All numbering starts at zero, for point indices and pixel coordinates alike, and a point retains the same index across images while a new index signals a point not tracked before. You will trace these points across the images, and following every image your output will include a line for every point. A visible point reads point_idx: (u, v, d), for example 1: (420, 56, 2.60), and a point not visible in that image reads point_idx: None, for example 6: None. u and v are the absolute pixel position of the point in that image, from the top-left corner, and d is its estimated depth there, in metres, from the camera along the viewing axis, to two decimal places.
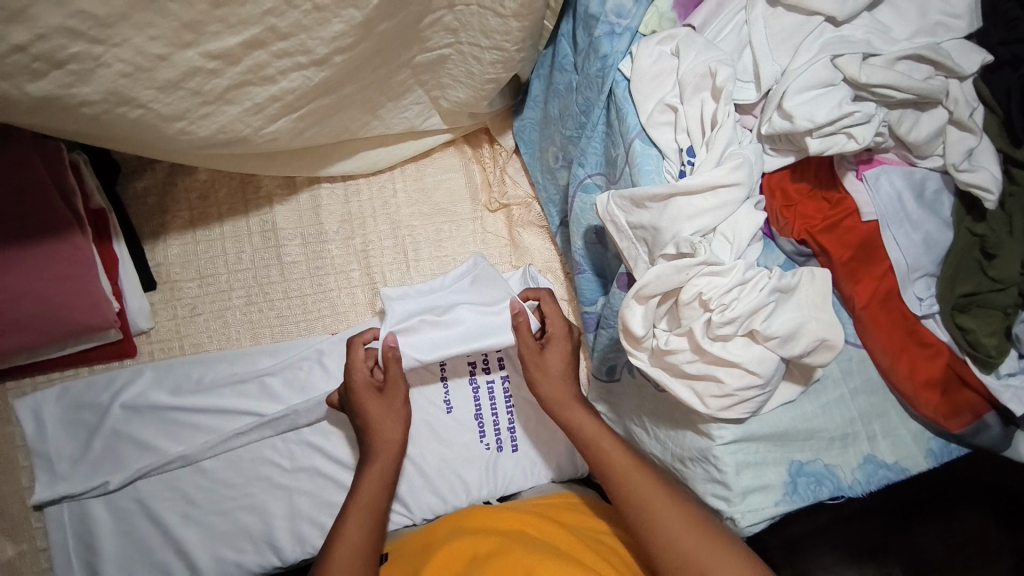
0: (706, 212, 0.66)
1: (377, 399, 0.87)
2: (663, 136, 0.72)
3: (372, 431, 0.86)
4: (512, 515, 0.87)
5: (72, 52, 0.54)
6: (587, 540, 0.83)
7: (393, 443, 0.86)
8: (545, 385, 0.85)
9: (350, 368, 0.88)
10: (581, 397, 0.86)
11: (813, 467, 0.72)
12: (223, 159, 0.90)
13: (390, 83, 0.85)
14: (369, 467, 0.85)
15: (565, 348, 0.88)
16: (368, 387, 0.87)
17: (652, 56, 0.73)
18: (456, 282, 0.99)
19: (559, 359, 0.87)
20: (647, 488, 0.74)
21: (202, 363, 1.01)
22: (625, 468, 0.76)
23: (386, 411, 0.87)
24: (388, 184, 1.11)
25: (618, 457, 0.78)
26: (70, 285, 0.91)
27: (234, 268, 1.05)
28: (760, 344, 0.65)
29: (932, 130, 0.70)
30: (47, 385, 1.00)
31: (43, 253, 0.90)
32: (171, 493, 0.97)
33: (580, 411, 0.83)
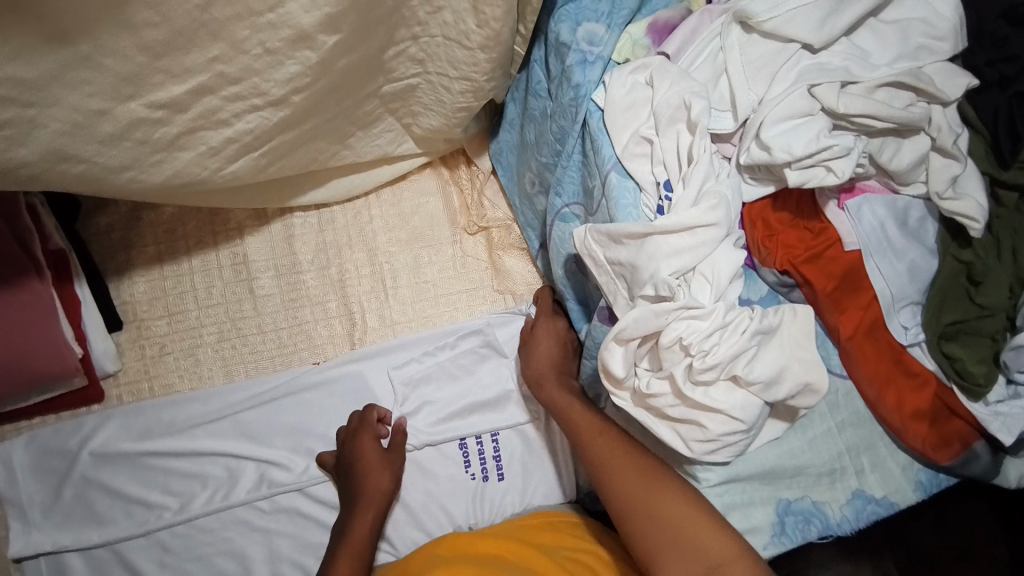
0: (684, 251, 0.63)
1: (374, 448, 0.93)
2: (639, 169, 0.70)
3: (365, 481, 0.91)
4: (490, 542, 0.85)
5: (3, 117, 0.52)
6: (562, 561, 0.82)
7: (382, 495, 0.91)
8: (525, 361, 0.90)
9: (361, 426, 0.95)
10: (565, 376, 0.87)
11: (801, 505, 0.71)
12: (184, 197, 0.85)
13: (358, 113, 0.82)
14: (359, 516, 0.89)
15: (552, 331, 0.92)
16: (370, 438, 0.94)
17: (625, 86, 0.70)
18: (456, 351, 1.02)
19: (545, 344, 0.91)
20: (612, 454, 0.73)
21: (177, 404, 0.98)
22: (590, 429, 0.77)
23: (383, 462, 0.93)
24: (364, 210, 1.08)
25: (583, 420, 0.78)
26: (27, 331, 0.88)
27: (204, 304, 1.02)
28: (742, 388, 0.63)
29: (913, 158, 0.67)
30: (15, 433, 0.97)
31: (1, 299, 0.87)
32: (146, 541, 0.93)
33: (556, 384, 0.85)
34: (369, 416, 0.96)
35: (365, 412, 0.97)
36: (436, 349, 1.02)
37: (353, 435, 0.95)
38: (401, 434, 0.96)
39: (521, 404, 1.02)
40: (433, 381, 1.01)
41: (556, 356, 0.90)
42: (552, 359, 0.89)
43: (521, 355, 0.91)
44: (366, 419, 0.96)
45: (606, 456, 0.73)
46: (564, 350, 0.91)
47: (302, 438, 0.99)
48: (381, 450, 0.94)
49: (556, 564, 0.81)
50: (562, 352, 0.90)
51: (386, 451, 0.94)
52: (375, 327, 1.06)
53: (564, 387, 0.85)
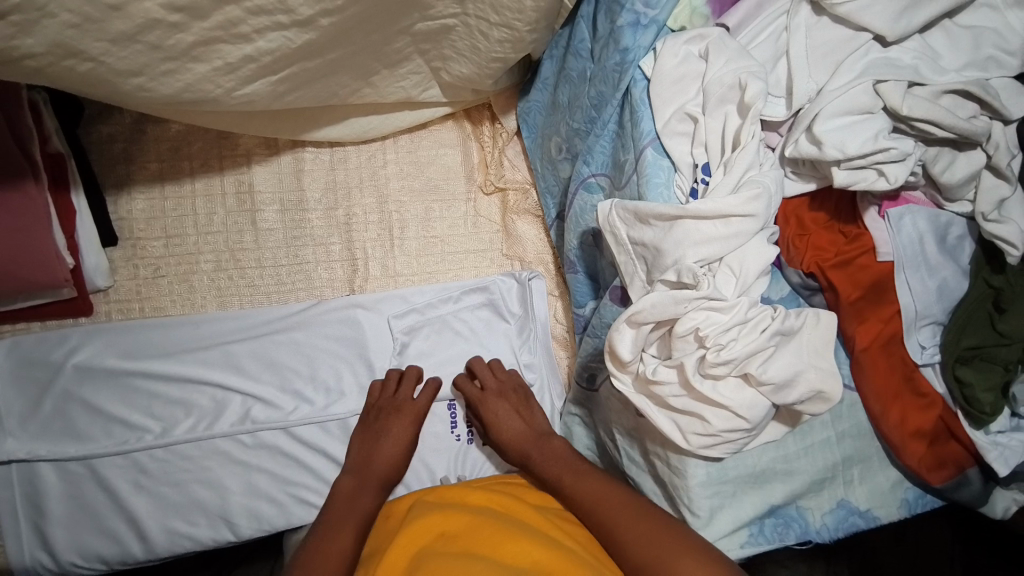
0: (715, 240, 0.61)
1: (411, 434, 0.91)
2: (678, 148, 0.66)
3: (383, 456, 0.88)
4: (478, 495, 0.81)
5: (13, 2, 0.48)
6: (554, 519, 0.78)
7: (391, 478, 0.88)
8: (499, 445, 0.90)
9: (402, 402, 0.92)
10: (541, 442, 0.87)
11: (786, 509, 0.71)
12: (194, 113, 0.80)
13: (385, 49, 0.77)
14: (365, 487, 0.84)
15: (507, 402, 0.92)
16: (405, 420, 0.91)
17: (677, 56, 0.67)
18: (460, 310, 1.00)
19: (508, 421, 0.90)
20: (593, 492, 0.76)
21: (166, 328, 0.94)
22: (596, 494, 0.76)
23: (405, 444, 0.90)
24: (378, 154, 1.04)
25: (585, 488, 0.78)
26: (18, 238, 0.83)
27: (204, 231, 0.98)
28: (752, 387, 0.61)
29: (966, 174, 0.65)
30: None
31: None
32: (123, 461, 0.90)
33: (536, 459, 0.85)
34: (404, 396, 0.93)
35: (418, 396, 0.93)
36: (437, 305, 0.99)
37: (391, 412, 0.91)
38: (426, 424, 0.94)
39: (516, 351, 1.01)
40: (434, 336, 0.99)
41: (517, 425, 0.90)
42: (518, 432, 0.89)
43: (492, 441, 0.91)
44: (401, 398, 0.93)
45: (587, 497, 0.77)
46: (519, 414, 0.91)
47: (291, 379, 0.95)
48: (409, 429, 0.91)
49: (549, 519, 0.77)
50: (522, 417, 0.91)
51: (415, 434, 0.91)
52: (377, 277, 1.03)
53: (544, 456, 0.85)
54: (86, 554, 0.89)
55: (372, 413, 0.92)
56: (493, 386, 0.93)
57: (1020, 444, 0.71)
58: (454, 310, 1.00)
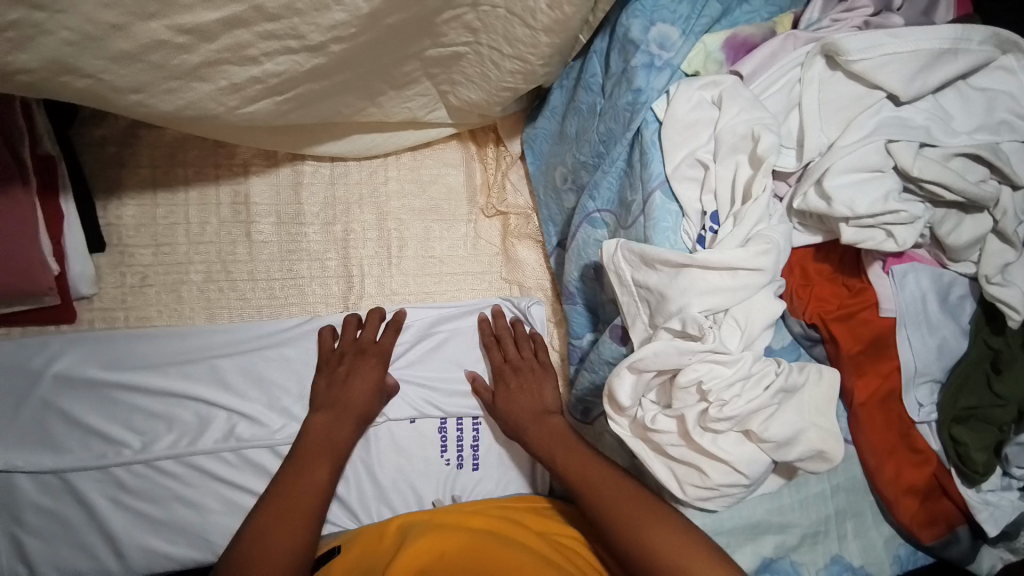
0: (721, 291, 0.60)
1: (380, 373, 0.91)
2: (687, 193, 0.66)
3: (348, 390, 0.88)
4: (490, 521, 0.80)
5: (10, 19, 0.46)
6: (552, 543, 0.78)
7: (367, 412, 0.88)
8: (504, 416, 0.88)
9: (372, 338, 0.93)
10: (545, 418, 0.83)
11: (780, 565, 0.68)
12: (199, 128, 0.78)
13: (395, 72, 0.76)
14: (340, 422, 0.86)
15: (528, 372, 0.90)
16: (375, 361, 0.91)
17: (691, 101, 0.66)
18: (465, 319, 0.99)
19: (521, 393, 0.88)
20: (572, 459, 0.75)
21: (150, 339, 0.90)
22: (593, 475, 0.72)
23: (377, 382, 0.90)
24: (380, 170, 1.02)
25: (574, 462, 0.74)
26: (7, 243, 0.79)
27: (195, 240, 0.94)
28: (752, 442, 0.60)
29: (973, 237, 0.65)
30: None
31: None
32: (100, 475, 0.86)
33: (530, 435, 0.82)
34: (365, 338, 0.92)
35: (381, 336, 0.93)
36: (439, 323, 0.99)
37: (361, 352, 0.91)
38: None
39: None
40: (435, 344, 0.98)
41: (530, 397, 0.87)
42: (526, 402, 0.86)
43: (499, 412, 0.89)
44: (366, 340, 0.92)
45: (577, 473, 0.73)
46: (533, 387, 0.88)
47: (280, 397, 0.92)
48: (380, 367, 0.91)
49: (552, 547, 0.76)
50: (533, 390, 0.88)
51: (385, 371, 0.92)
52: (372, 295, 1.00)
53: (541, 432, 0.82)
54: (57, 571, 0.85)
55: (336, 355, 0.92)
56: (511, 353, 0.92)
57: (1009, 503, 0.71)
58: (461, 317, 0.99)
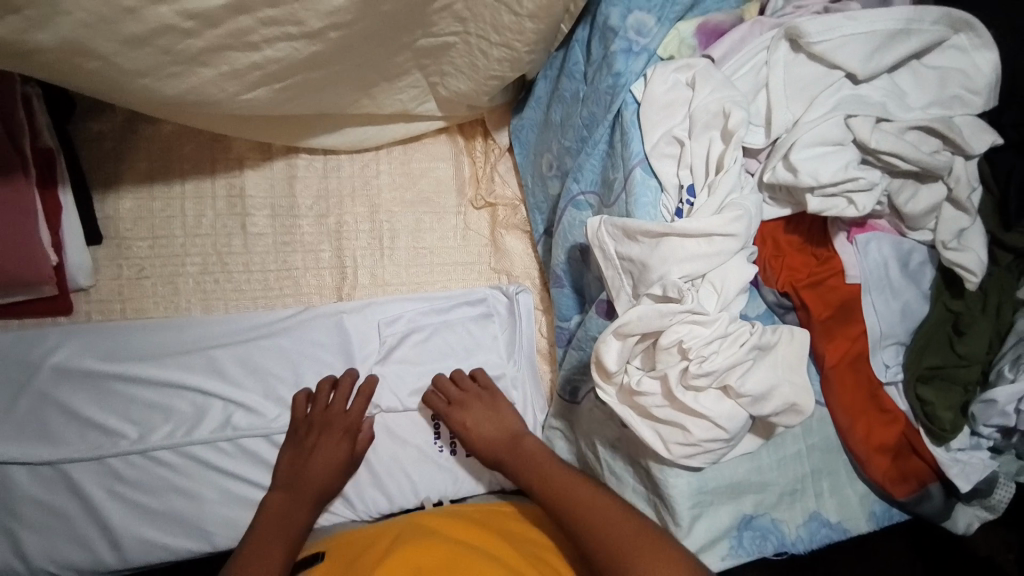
0: (699, 257, 0.64)
1: (346, 448, 0.90)
2: (665, 169, 0.70)
3: (308, 470, 0.88)
4: (454, 525, 0.80)
5: None
6: (532, 558, 0.78)
7: (326, 492, 0.88)
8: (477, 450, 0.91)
9: (336, 412, 0.91)
10: (518, 446, 0.88)
11: (761, 521, 0.72)
12: (182, 115, 0.80)
13: (387, 64, 0.80)
14: (299, 504, 0.86)
15: (484, 407, 0.93)
16: (336, 438, 0.90)
17: (667, 83, 0.70)
18: (455, 308, 1.03)
19: (488, 430, 0.91)
20: (561, 486, 0.78)
21: (150, 331, 0.91)
22: (561, 482, 0.79)
23: (342, 463, 0.89)
24: (372, 163, 1.05)
25: (555, 475, 0.81)
26: (9, 233, 0.81)
27: (192, 233, 0.95)
28: (731, 399, 0.64)
29: (929, 204, 0.71)
30: None
31: None
32: (98, 466, 0.87)
33: (516, 467, 0.86)
34: (335, 407, 0.92)
35: (351, 406, 0.92)
36: (426, 316, 1.01)
37: (329, 423, 0.90)
38: (368, 438, 0.93)
39: (504, 351, 1.03)
40: (424, 335, 1.00)
41: (495, 431, 0.91)
42: (495, 437, 0.90)
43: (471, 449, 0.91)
44: (334, 410, 0.91)
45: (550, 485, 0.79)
46: (493, 420, 0.92)
47: (275, 383, 0.94)
48: (346, 445, 0.90)
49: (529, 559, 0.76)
50: (493, 422, 0.92)
51: (353, 448, 0.91)
52: (366, 285, 1.03)
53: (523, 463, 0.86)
54: (59, 561, 0.86)
55: (309, 424, 0.91)
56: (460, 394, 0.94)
57: (979, 461, 0.75)
58: (451, 308, 1.03)
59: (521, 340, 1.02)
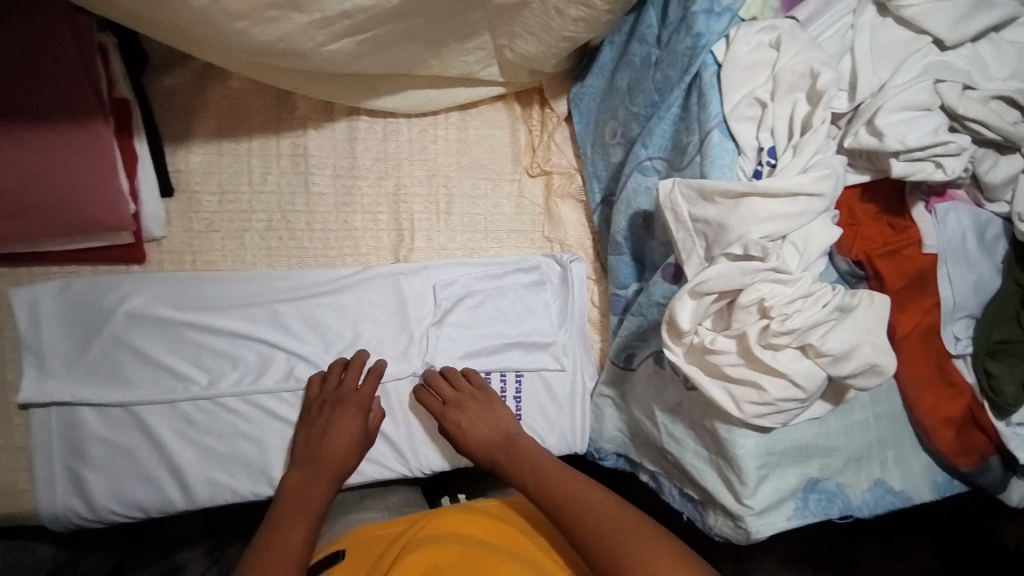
0: (781, 217, 0.64)
1: (360, 424, 0.91)
2: (744, 131, 0.69)
3: (323, 448, 0.88)
4: (470, 520, 0.80)
5: None
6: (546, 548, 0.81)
7: (344, 469, 0.89)
8: (475, 449, 0.92)
9: (345, 392, 0.91)
10: (517, 445, 0.90)
11: (827, 485, 0.73)
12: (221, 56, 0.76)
13: (460, 22, 0.80)
14: (314, 483, 0.86)
15: (482, 406, 0.94)
16: (349, 415, 0.90)
17: (750, 44, 0.70)
18: (512, 275, 1.04)
19: (483, 430, 0.92)
20: (556, 482, 0.83)
21: (217, 283, 0.93)
22: (558, 483, 0.83)
23: (357, 440, 0.90)
24: (430, 129, 1.06)
25: (550, 474, 0.84)
26: (88, 178, 0.78)
27: (258, 189, 0.97)
28: (810, 358, 0.64)
29: (1007, 176, 0.70)
30: (46, 278, 0.89)
31: (60, 136, 0.77)
32: (170, 410, 0.90)
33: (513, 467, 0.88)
34: (346, 384, 0.91)
35: (363, 384, 0.92)
36: (480, 280, 1.02)
37: (342, 400, 0.90)
38: (379, 417, 0.93)
39: (555, 320, 1.04)
40: (478, 299, 1.02)
41: (491, 431, 0.92)
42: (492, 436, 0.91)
43: (470, 447, 0.92)
44: (346, 387, 0.91)
45: (549, 484, 0.83)
46: (490, 419, 0.93)
47: (334, 339, 0.96)
48: (359, 424, 0.91)
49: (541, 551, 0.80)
50: (490, 419, 0.93)
51: (366, 426, 0.92)
52: (422, 248, 1.04)
53: (523, 461, 0.88)
54: (124, 501, 0.88)
55: (316, 407, 0.91)
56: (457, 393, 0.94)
57: None
58: (507, 274, 1.03)
59: (573, 311, 1.04)
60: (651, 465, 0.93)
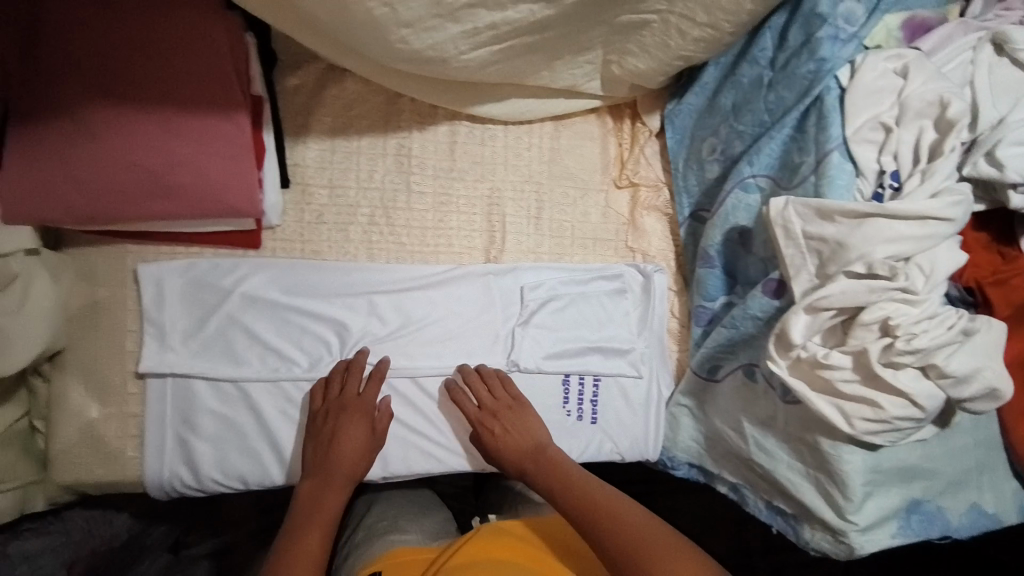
0: (908, 239, 0.65)
1: (366, 430, 0.92)
2: (865, 154, 0.72)
3: (330, 456, 0.89)
4: (492, 541, 0.81)
5: None
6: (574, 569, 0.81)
7: (354, 476, 0.90)
8: (505, 458, 0.94)
9: (349, 400, 0.91)
10: (544, 457, 0.92)
11: (928, 506, 0.76)
12: (310, 34, 0.82)
13: (581, 37, 0.84)
14: (326, 489, 0.88)
15: (520, 416, 0.95)
16: (356, 423, 0.91)
17: (876, 71, 0.73)
18: (600, 283, 1.06)
19: (513, 439, 0.93)
20: (576, 491, 0.85)
21: (320, 270, 0.98)
22: (581, 494, 0.85)
23: (364, 446, 0.91)
24: (526, 136, 1.08)
25: (572, 485, 0.87)
26: (230, 166, 0.83)
27: (364, 185, 1.02)
28: (930, 379, 0.67)
29: None
30: (171, 257, 0.94)
31: (206, 126, 0.82)
32: (270, 388, 0.94)
33: (539, 478, 0.90)
34: (350, 391, 0.92)
35: (365, 388, 0.93)
36: (563, 285, 1.05)
37: (347, 407, 0.91)
38: (386, 419, 0.94)
39: (635, 330, 1.06)
40: (561, 302, 1.04)
41: (524, 439, 0.94)
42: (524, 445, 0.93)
43: (499, 456, 0.94)
44: (349, 393, 0.92)
45: (573, 494, 0.85)
46: (519, 429, 0.94)
47: (427, 332, 1.00)
48: (365, 428, 0.92)
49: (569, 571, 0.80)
50: (519, 430, 0.94)
51: (373, 431, 0.93)
52: (513, 250, 1.07)
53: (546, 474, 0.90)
54: (227, 471, 0.92)
55: (319, 417, 0.92)
56: (487, 402, 0.96)
57: None
58: (594, 281, 1.06)
59: (650, 321, 1.06)
60: (732, 477, 0.96)
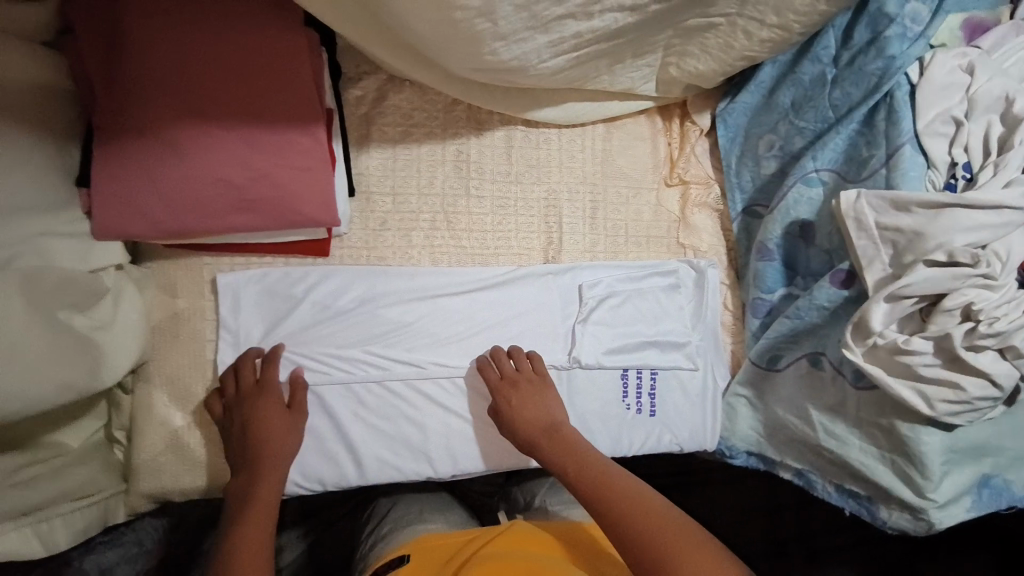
0: (986, 227, 0.69)
1: (279, 409, 0.90)
2: (936, 147, 0.78)
3: (259, 444, 0.87)
4: (530, 537, 0.83)
5: None
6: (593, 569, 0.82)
7: (283, 459, 0.88)
8: (514, 432, 0.93)
9: (259, 387, 0.90)
10: (552, 435, 0.91)
11: (998, 480, 0.81)
12: (379, 39, 0.86)
13: (647, 41, 0.87)
14: (263, 479, 0.85)
15: (534, 391, 0.96)
16: (265, 404, 0.89)
17: (946, 67, 0.79)
18: (655, 278, 1.08)
19: (530, 412, 0.94)
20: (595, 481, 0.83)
21: (388, 275, 1.01)
22: (606, 484, 0.82)
23: (286, 428, 0.90)
24: (580, 138, 1.11)
25: (597, 474, 0.83)
26: (308, 177, 0.86)
27: (426, 191, 1.04)
28: (1008, 360, 0.71)
29: None
30: (245, 266, 0.96)
31: (284, 139, 0.85)
32: (345, 391, 0.96)
33: (546, 456, 0.89)
34: (254, 379, 0.90)
35: (263, 374, 0.91)
36: (620, 282, 1.07)
37: (248, 396, 0.89)
38: (299, 400, 0.92)
39: (691, 323, 1.09)
40: (619, 299, 1.07)
41: (538, 415, 0.93)
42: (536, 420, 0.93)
43: (508, 431, 0.94)
44: (252, 380, 0.90)
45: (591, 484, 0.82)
46: (530, 404, 0.94)
47: (494, 333, 1.03)
48: (279, 410, 0.90)
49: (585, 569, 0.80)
50: (530, 402, 0.94)
51: (288, 411, 0.91)
52: (571, 250, 1.09)
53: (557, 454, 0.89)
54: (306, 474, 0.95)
55: (227, 415, 0.90)
56: (505, 380, 0.96)
57: None
58: (649, 277, 1.09)
59: (707, 314, 1.09)
60: (793, 463, 0.99)
